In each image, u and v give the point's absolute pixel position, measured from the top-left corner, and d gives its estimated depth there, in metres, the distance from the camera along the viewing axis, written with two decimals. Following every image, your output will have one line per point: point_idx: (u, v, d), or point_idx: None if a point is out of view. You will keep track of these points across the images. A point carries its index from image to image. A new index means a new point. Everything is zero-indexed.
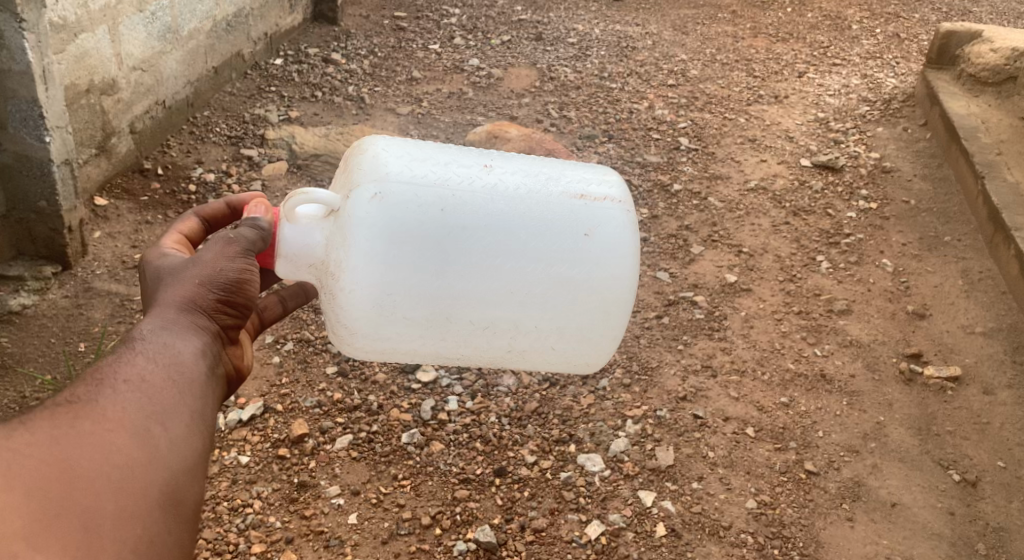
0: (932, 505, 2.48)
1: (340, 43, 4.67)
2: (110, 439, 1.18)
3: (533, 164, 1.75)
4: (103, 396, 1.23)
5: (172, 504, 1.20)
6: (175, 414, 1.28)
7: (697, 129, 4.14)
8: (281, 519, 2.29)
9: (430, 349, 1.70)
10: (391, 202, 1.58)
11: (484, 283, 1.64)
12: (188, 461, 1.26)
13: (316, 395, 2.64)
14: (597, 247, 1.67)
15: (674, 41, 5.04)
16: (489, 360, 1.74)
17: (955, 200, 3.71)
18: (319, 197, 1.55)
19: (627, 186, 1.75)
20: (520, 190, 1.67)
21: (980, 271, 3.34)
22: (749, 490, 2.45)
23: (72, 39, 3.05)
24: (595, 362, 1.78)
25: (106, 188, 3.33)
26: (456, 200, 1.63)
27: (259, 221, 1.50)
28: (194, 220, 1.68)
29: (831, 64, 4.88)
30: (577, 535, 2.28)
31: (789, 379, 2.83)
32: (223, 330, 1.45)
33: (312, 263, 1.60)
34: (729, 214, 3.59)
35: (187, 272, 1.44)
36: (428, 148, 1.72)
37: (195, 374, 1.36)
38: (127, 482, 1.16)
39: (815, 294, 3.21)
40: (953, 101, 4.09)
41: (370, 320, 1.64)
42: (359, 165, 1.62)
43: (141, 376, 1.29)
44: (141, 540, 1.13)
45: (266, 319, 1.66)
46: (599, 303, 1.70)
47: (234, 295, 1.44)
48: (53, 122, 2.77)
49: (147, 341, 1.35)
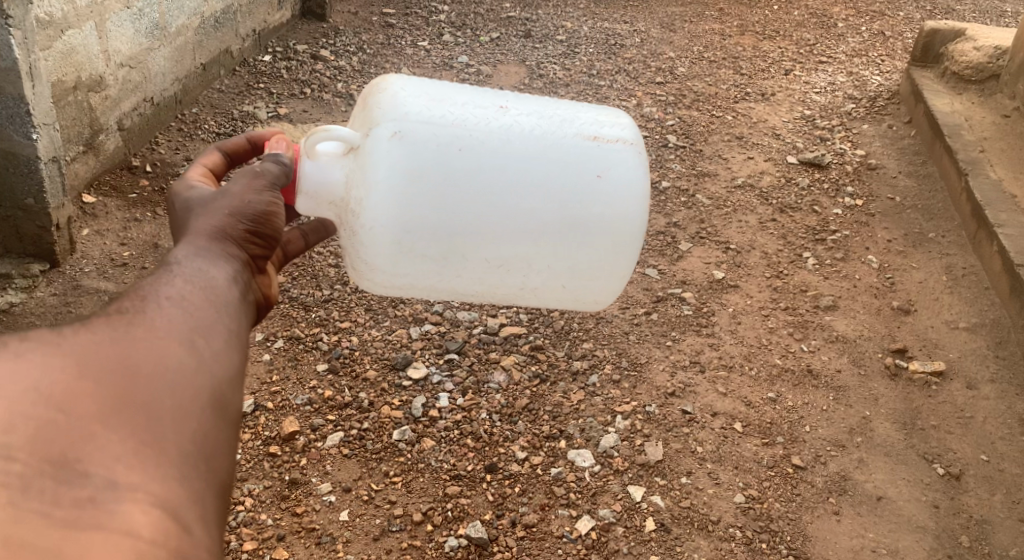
0: (917, 499, 2.51)
1: (329, 40, 4.65)
2: (160, 344, 1.11)
3: (547, 106, 1.78)
4: (148, 306, 1.17)
5: (221, 407, 1.13)
6: (214, 329, 1.21)
7: (685, 126, 4.16)
8: (272, 516, 2.29)
9: (446, 287, 1.73)
10: (410, 140, 1.61)
11: (500, 221, 1.67)
12: (233, 371, 1.19)
13: (307, 392, 2.64)
14: (610, 187, 1.70)
15: (662, 39, 5.05)
16: (503, 298, 1.77)
17: (939, 196, 3.74)
18: (340, 134, 1.56)
19: (639, 130, 1.78)
20: (535, 131, 1.70)
21: (964, 267, 3.38)
22: (737, 484, 2.47)
23: (59, 35, 3.03)
24: (603, 301, 1.82)
25: (93, 185, 3.32)
26: (473, 140, 1.66)
27: (281, 158, 1.53)
28: (216, 154, 1.62)
29: (817, 61, 4.91)
30: (567, 531, 2.30)
31: (776, 374, 2.85)
32: (251, 261, 1.39)
33: (332, 200, 1.60)
34: (717, 211, 3.61)
35: (217, 204, 1.41)
36: (444, 88, 1.74)
37: (229, 296, 1.29)
38: (181, 381, 1.10)
39: (802, 290, 3.23)
40: (937, 99, 4.12)
41: (389, 257, 1.65)
42: (378, 103, 1.65)
43: (180, 293, 1.22)
44: (200, 435, 1.08)
45: (289, 254, 1.57)
46: (611, 243, 1.72)
47: (262, 227, 1.41)
48: (41, 119, 2.75)
49: (182, 266, 1.28)
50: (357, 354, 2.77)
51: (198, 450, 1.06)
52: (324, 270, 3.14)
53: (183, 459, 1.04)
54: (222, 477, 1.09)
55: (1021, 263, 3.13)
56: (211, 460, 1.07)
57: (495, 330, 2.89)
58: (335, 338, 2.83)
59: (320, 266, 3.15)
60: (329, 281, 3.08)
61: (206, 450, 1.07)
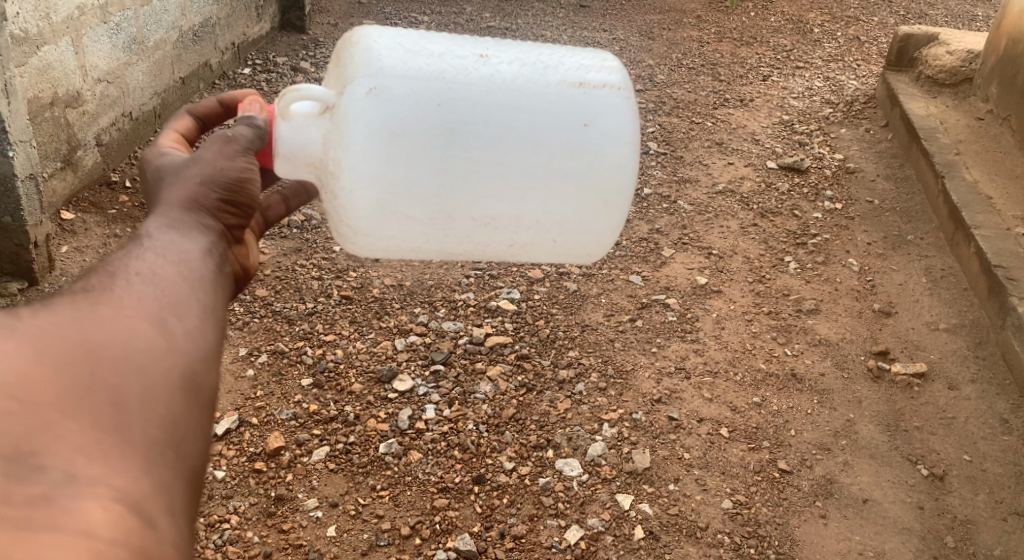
0: (902, 500, 2.52)
1: (308, 51, 4.64)
2: (128, 325, 1.11)
3: (528, 54, 1.73)
4: (117, 285, 1.17)
5: (193, 391, 1.12)
6: (187, 306, 1.21)
7: (665, 133, 4.18)
8: (259, 533, 2.27)
9: (434, 246, 1.70)
10: (388, 97, 1.57)
11: (486, 176, 1.65)
12: (206, 350, 1.18)
13: (292, 407, 2.62)
14: (598, 136, 1.66)
15: (640, 47, 5.08)
16: (493, 254, 1.74)
17: (917, 199, 3.78)
18: (313, 94, 1.52)
19: (626, 73, 1.72)
20: (517, 82, 1.66)
21: (943, 269, 3.40)
22: (724, 490, 2.47)
23: (34, 52, 3.00)
24: (597, 252, 1.79)
25: (72, 201, 3.28)
26: (453, 93, 1.62)
27: (254, 121, 1.50)
28: (188, 119, 1.62)
29: (795, 67, 4.95)
30: (557, 541, 2.29)
31: (761, 378, 2.86)
32: (227, 231, 1.40)
33: (310, 160, 1.57)
34: (699, 217, 3.62)
35: (188, 173, 1.41)
36: (421, 39, 1.69)
37: (203, 269, 1.29)
38: (149, 364, 1.09)
39: (785, 294, 3.25)
40: (913, 102, 4.17)
41: (373, 218, 1.62)
42: (351, 59, 1.60)
43: (152, 270, 1.22)
44: (167, 421, 1.06)
45: (270, 219, 1.61)
46: (600, 191, 1.69)
47: (236, 195, 1.41)
48: (17, 137, 2.72)
49: (154, 239, 1.29)
50: (342, 367, 2.75)
51: (166, 437, 1.05)
52: (308, 282, 3.12)
53: (150, 448, 1.02)
54: (194, 464, 1.07)
55: (998, 265, 3.16)
56: (180, 447, 1.06)
57: (481, 340, 2.88)
58: (320, 352, 2.81)
59: (303, 278, 3.13)
60: (312, 293, 3.06)
61: (175, 437, 1.06)
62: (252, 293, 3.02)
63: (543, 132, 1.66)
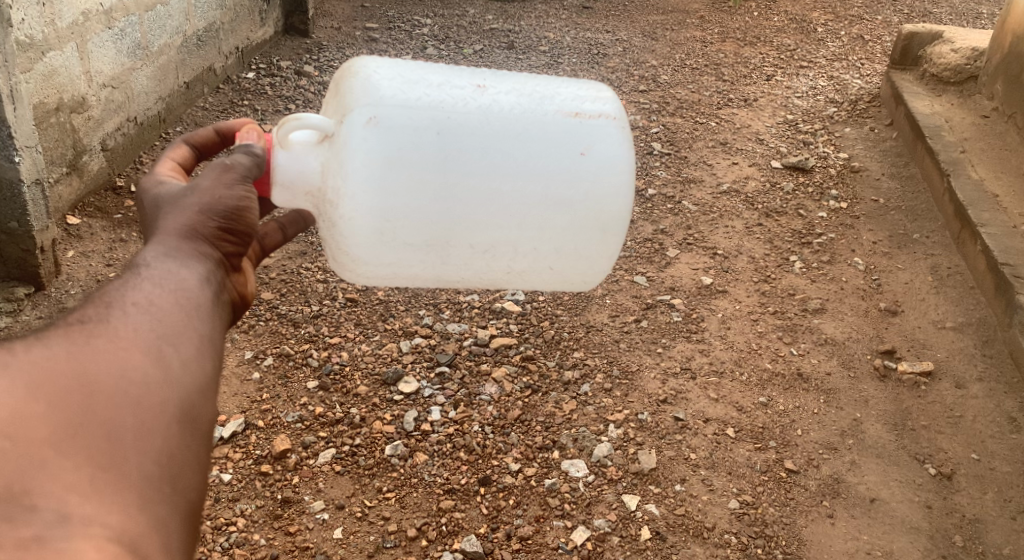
0: (909, 499, 2.52)
1: (312, 56, 4.65)
2: (124, 356, 1.11)
3: (525, 82, 1.74)
4: (112, 315, 1.17)
5: (188, 422, 1.14)
6: (184, 337, 1.21)
7: (669, 133, 4.18)
8: (265, 536, 2.28)
9: (432, 275, 1.70)
10: (385, 125, 1.58)
11: (482, 204, 1.66)
12: (202, 381, 1.19)
13: (298, 409, 2.62)
14: (594, 164, 1.67)
15: (644, 47, 5.08)
16: (490, 283, 1.74)
17: (922, 198, 3.77)
18: (313, 122, 1.52)
19: (622, 102, 1.74)
20: (515, 110, 1.67)
21: (949, 267, 3.40)
22: (731, 490, 2.47)
23: (39, 57, 3.02)
24: (594, 281, 1.79)
25: (78, 207, 3.30)
26: (450, 122, 1.63)
27: (252, 148, 1.49)
28: (185, 148, 1.61)
29: (798, 66, 4.94)
30: (563, 542, 2.29)
31: (767, 378, 2.86)
32: (225, 259, 1.39)
33: (308, 189, 1.56)
34: (703, 217, 3.62)
35: (186, 200, 1.39)
36: (419, 69, 1.71)
37: (201, 299, 1.28)
38: (145, 397, 1.10)
39: (790, 294, 3.24)
40: (918, 101, 4.16)
41: (370, 245, 1.62)
42: (350, 89, 1.62)
43: (148, 299, 1.22)
44: (161, 455, 1.07)
45: (266, 246, 1.55)
46: (596, 219, 1.70)
47: (235, 223, 1.39)
48: (23, 142, 2.74)
49: (151, 267, 1.28)
50: (347, 370, 2.76)
51: (162, 472, 1.06)
52: (313, 285, 3.12)
53: (146, 483, 1.03)
54: (189, 497, 1.09)
55: (1005, 262, 3.15)
56: (176, 481, 1.07)
57: (486, 341, 2.89)
58: (325, 355, 2.82)
59: (308, 281, 3.14)
60: (317, 297, 3.06)
61: (171, 470, 1.07)
62: (258, 297, 3.03)
63: (539, 160, 1.67)
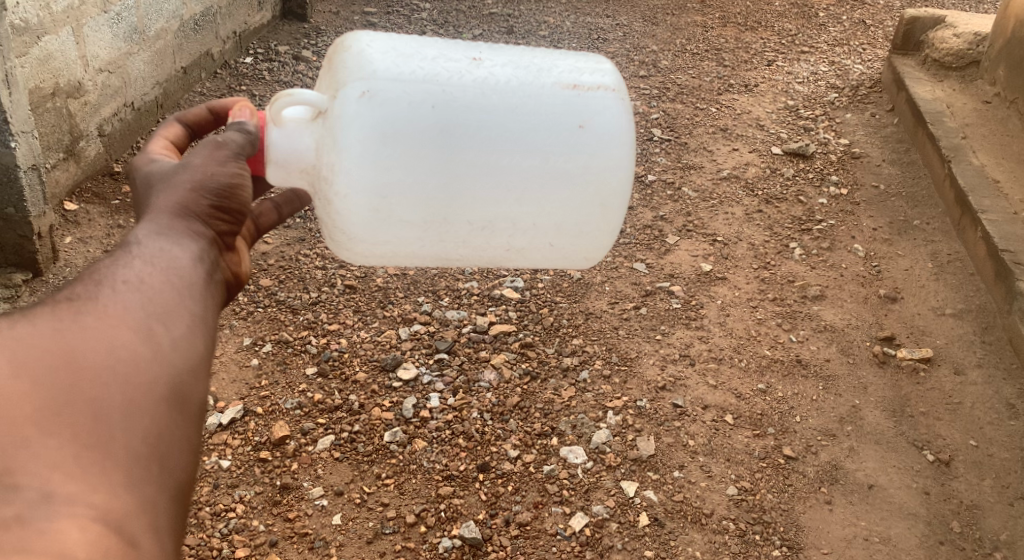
0: (907, 486, 2.52)
1: (310, 40, 4.63)
2: (113, 335, 1.12)
3: (522, 56, 1.74)
4: (102, 294, 1.17)
5: (180, 401, 1.14)
6: (176, 316, 1.21)
7: (669, 119, 4.16)
8: (264, 522, 2.28)
9: (431, 251, 1.69)
10: (381, 99, 1.56)
11: (481, 179, 1.65)
12: (194, 360, 1.20)
13: (296, 396, 2.62)
14: (593, 136, 1.66)
15: (644, 32, 5.05)
16: (490, 260, 1.74)
17: (923, 184, 3.76)
18: (306, 97, 1.50)
19: (620, 75, 1.73)
20: (512, 83, 1.66)
21: (949, 254, 3.39)
22: (729, 477, 2.47)
23: (35, 41, 3.00)
24: (594, 256, 1.78)
25: (75, 192, 3.29)
26: (446, 95, 1.62)
27: (245, 126, 1.48)
28: (177, 126, 1.60)
29: (800, 51, 4.92)
30: (561, 528, 2.29)
31: (766, 365, 2.86)
32: (218, 237, 1.38)
33: (303, 167, 1.55)
34: (703, 203, 3.61)
35: (177, 178, 1.39)
36: (414, 44, 1.70)
37: (194, 278, 1.29)
38: (133, 375, 1.10)
39: (790, 281, 3.24)
40: (919, 86, 4.14)
41: (368, 223, 1.62)
42: (343, 64, 1.60)
43: (139, 277, 1.22)
44: (151, 434, 1.08)
45: (261, 227, 1.57)
46: (596, 193, 1.69)
47: (228, 200, 1.39)
48: (19, 127, 2.72)
49: (143, 246, 1.28)
50: (347, 356, 2.76)
51: (150, 450, 1.06)
52: (312, 272, 3.11)
53: (133, 462, 1.04)
54: (179, 476, 1.10)
55: (1005, 249, 3.15)
56: (165, 460, 1.08)
57: (485, 328, 2.88)
58: (324, 341, 2.82)
59: (307, 268, 3.13)
60: (316, 283, 3.06)
61: (160, 449, 1.08)
62: (256, 283, 3.03)
63: (538, 134, 1.65)
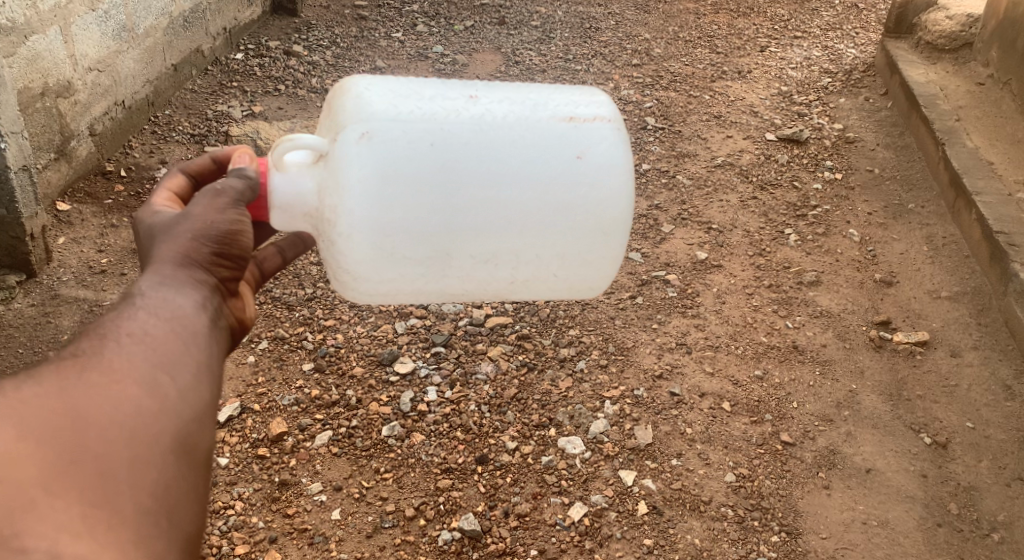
0: (905, 469, 2.54)
1: (301, 35, 4.61)
2: (118, 389, 1.15)
3: (518, 91, 1.73)
4: (107, 347, 1.20)
5: (185, 452, 1.17)
6: (181, 365, 1.24)
7: (663, 108, 4.15)
8: (264, 519, 2.29)
9: (436, 288, 1.68)
10: (380, 139, 1.56)
11: (483, 214, 1.63)
12: (199, 409, 1.23)
13: (293, 392, 2.63)
14: (592, 167, 1.66)
15: (636, 20, 5.03)
16: (496, 294, 1.72)
17: (918, 166, 3.76)
18: (306, 142, 1.51)
19: (616, 106, 1.73)
20: (509, 119, 1.66)
21: (944, 237, 3.40)
22: (727, 464, 2.48)
23: (22, 41, 2.99)
24: (599, 284, 1.76)
25: (67, 193, 3.28)
26: (445, 133, 1.62)
27: (245, 172, 1.49)
28: (181, 177, 1.61)
29: (792, 37, 4.90)
30: (560, 518, 2.31)
31: (762, 351, 2.86)
32: (221, 283, 1.40)
33: (306, 211, 1.56)
34: (698, 191, 3.61)
35: (179, 227, 1.40)
36: (411, 84, 1.70)
37: (198, 324, 1.31)
38: (139, 430, 1.13)
39: (785, 267, 3.24)
40: (912, 69, 4.13)
41: (371, 261, 1.61)
42: (344, 106, 1.60)
43: (143, 329, 1.25)
44: (159, 487, 1.11)
45: (266, 270, 1.58)
46: (598, 224, 1.68)
47: (229, 247, 1.40)
48: (7, 128, 2.72)
49: (147, 296, 1.30)
50: (343, 352, 2.76)
51: (158, 504, 1.10)
52: (306, 268, 3.11)
53: (141, 518, 1.07)
54: (187, 529, 1.13)
55: (1000, 231, 3.14)
56: (173, 513, 1.11)
57: (481, 321, 2.89)
58: (320, 337, 2.82)
59: (302, 264, 3.13)
60: (311, 279, 3.06)
61: (168, 503, 1.11)
62: None
63: (537, 167, 1.65)
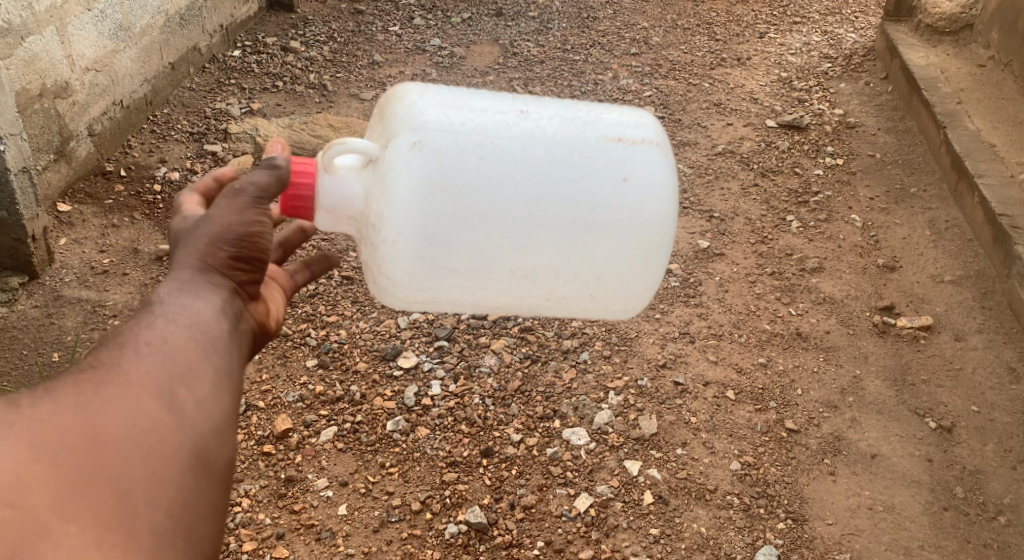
0: (911, 454, 2.54)
1: (298, 30, 4.61)
2: (135, 404, 1.16)
3: (569, 107, 1.72)
4: (125, 357, 1.22)
5: (204, 466, 1.19)
6: (198, 376, 1.25)
7: (662, 96, 4.14)
8: (270, 515, 2.30)
9: (473, 298, 1.68)
10: (428, 150, 1.56)
11: (523, 229, 1.63)
12: (218, 421, 1.24)
13: (298, 389, 2.63)
14: (637, 191, 1.64)
15: (634, 9, 5.01)
16: (531, 309, 1.72)
17: (919, 151, 3.75)
18: (358, 146, 1.50)
19: (664, 129, 1.71)
20: (556, 135, 1.65)
21: (947, 220, 3.39)
22: (732, 452, 2.49)
23: (19, 42, 2.99)
24: (635, 307, 1.75)
25: (68, 193, 3.28)
26: (492, 146, 1.61)
27: (274, 164, 1.47)
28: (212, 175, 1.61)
29: (791, 22, 4.88)
30: (566, 509, 2.31)
31: (766, 339, 2.86)
32: (240, 288, 1.40)
33: (350, 215, 1.55)
34: (698, 179, 3.60)
35: (197, 232, 1.39)
36: (463, 95, 1.70)
37: (217, 330, 1.33)
38: (157, 445, 1.15)
39: (787, 254, 3.24)
40: (912, 52, 4.11)
41: (412, 271, 1.60)
42: (394, 113, 1.60)
43: (162, 337, 1.27)
44: (177, 506, 1.12)
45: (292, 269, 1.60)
46: (638, 247, 1.67)
47: (247, 249, 1.39)
48: (7, 130, 2.72)
49: (166, 304, 1.32)
50: (347, 348, 2.77)
51: (175, 522, 1.11)
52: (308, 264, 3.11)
53: (159, 538, 1.09)
54: (204, 546, 1.15)
55: (1002, 214, 3.14)
56: (191, 531, 1.13)
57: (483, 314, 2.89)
58: (324, 333, 2.83)
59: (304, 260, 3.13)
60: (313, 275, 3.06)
61: (186, 520, 1.13)
62: None
63: (582, 185, 1.63)
